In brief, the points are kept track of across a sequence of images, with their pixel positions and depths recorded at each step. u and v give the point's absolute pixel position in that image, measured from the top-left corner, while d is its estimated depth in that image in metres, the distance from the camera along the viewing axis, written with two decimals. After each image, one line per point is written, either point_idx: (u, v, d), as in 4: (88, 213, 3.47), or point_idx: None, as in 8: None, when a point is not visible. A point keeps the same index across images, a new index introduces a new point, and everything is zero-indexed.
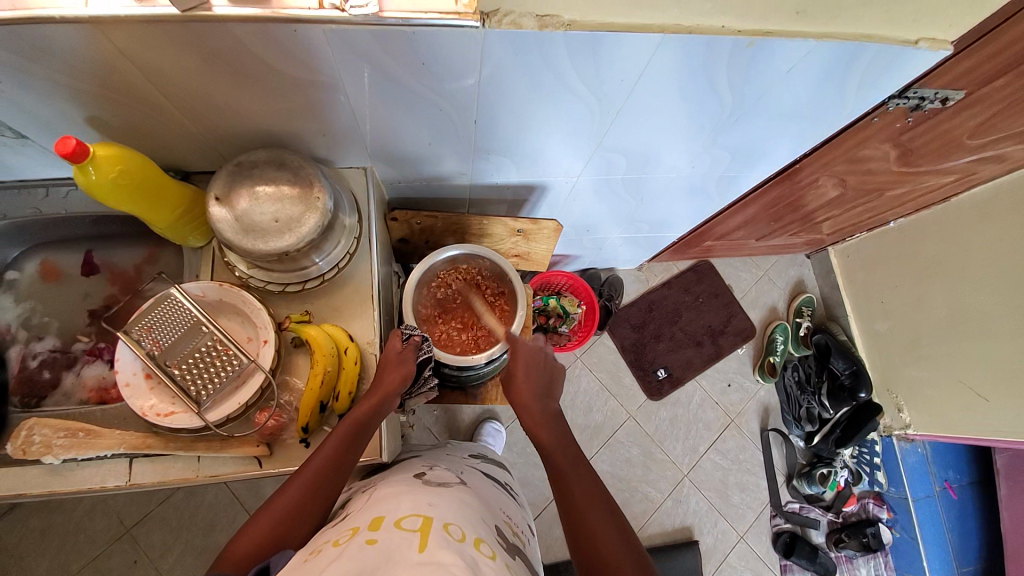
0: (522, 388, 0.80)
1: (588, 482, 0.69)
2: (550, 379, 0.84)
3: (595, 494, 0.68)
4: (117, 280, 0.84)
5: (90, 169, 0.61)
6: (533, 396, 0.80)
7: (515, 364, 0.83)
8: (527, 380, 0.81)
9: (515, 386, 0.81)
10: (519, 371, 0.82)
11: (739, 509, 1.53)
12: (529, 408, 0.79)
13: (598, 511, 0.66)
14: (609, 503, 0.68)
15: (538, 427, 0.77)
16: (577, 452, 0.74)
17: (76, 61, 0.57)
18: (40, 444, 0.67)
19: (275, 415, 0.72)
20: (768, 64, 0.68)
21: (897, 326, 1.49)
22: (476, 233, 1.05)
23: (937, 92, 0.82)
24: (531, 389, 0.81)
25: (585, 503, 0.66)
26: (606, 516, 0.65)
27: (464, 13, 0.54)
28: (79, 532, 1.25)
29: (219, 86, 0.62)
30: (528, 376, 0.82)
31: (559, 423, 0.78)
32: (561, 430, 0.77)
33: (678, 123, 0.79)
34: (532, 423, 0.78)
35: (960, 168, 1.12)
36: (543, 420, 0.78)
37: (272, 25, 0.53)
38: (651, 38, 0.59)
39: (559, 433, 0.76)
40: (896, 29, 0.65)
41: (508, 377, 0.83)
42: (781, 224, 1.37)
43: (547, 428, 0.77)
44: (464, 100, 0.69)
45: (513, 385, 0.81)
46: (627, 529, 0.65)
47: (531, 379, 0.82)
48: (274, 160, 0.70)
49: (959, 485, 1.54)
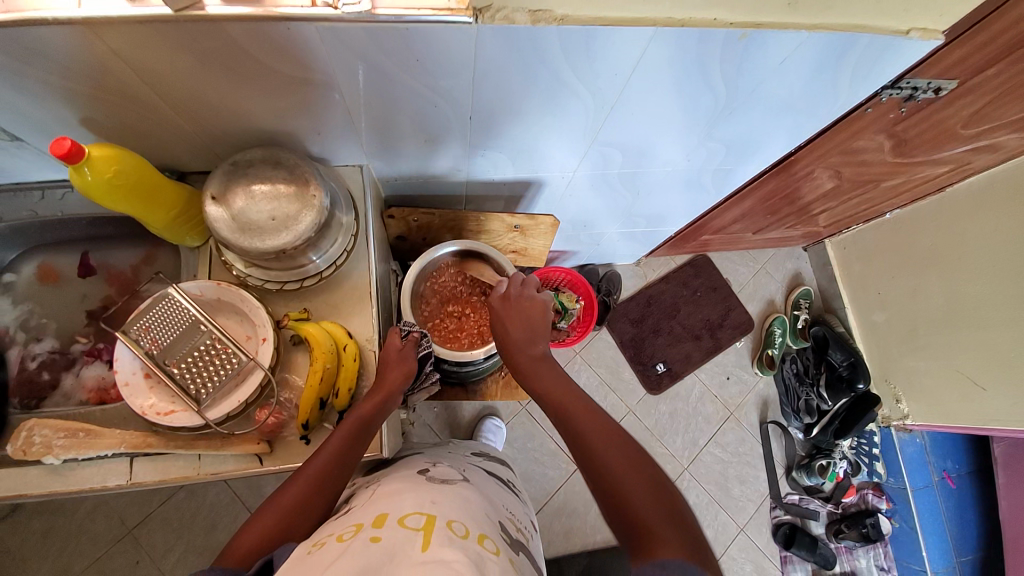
0: (512, 344, 0.79)
1: (597, 420, 0.66)
2: (539, 326, 0.81)
3: (607, 429, 0.65)
4: (114, 281, 0.84)
5: (86, 169, 0.61)
6: (524, 351, 0.78)
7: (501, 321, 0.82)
8: (517, 334, 0.79)
9: (506, 343, 0.80)
10: (505, 329, 0.80)
11: (738, 502, 1.54)
12: (523, 363, 0.77)
13: (611, 448, 0.63)
14: (622, 438, 0.64)
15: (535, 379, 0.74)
16: (584, 397, 0.71)
17: (69, 62, 0.57)
18: (42, 444, 0.67)
19: (275, 412, 0.72)
20: (760, 56, 0.68)
21: (894, 317, 1.49)
22: (473, 229, 1.05)
23: (930, 82, 0.82)
24: (521, 342, 0.79)
25: (596, 442, 0.64)
26: (621, 452, 0.62)
27: (456, 9, 0.54)
28: (82, 533, 1.25)
29: (213, 85, 0.62)
30: (515, 328, 0.80)
31: (559, 373, 0.75)
32: (563, 379, 0.74)
33: (672, 117, 0.80)
34: (530, 376, 0.76)
35: (955, 158, 1.12)
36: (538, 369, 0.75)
37: (265, 24, 0.53)
38: (643, 31, 0.60)
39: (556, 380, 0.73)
40: (887, 19, 0.66)
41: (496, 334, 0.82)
42: (777, 216, 1.38)
43: (542, 378, 0.74)
44: (458, 96, 0.69)
45: (506, 346, 0.80)
46: (645, 461, 0.62)
47: (520, 331, 0.80)
48: (270, 159, 0.70)
49: (958, 474, 1.56)
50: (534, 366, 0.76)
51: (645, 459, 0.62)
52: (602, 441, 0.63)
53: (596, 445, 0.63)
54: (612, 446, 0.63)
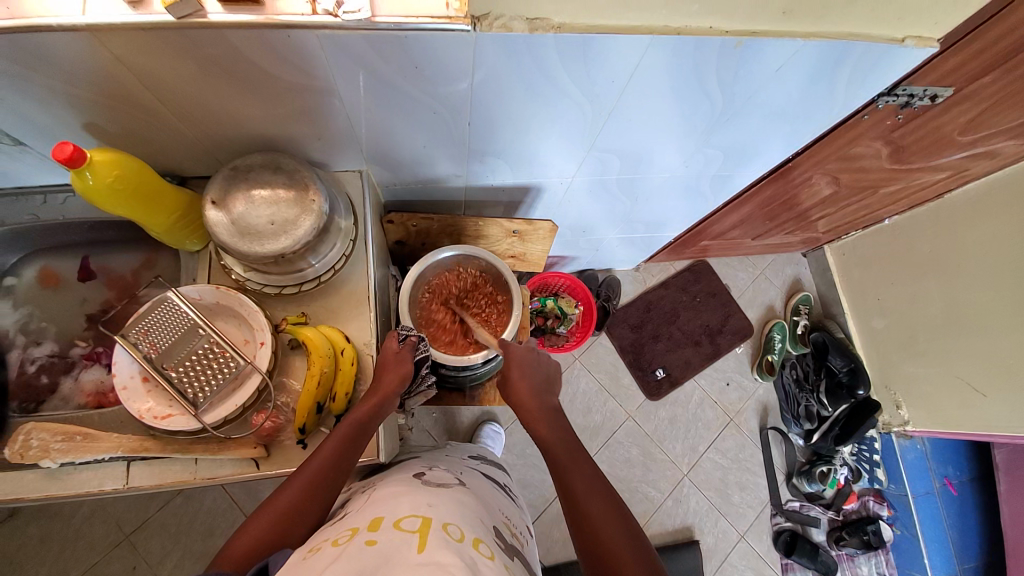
0: (520, 391, 0.80)
1: (594, 481, 0.69)
2: (549, 379, 0.85)
3: (602, 492, 0.67)
4: (114, 284, 0.84)
5: (87, 174, 0.62)
6: (535, 398, 0.80)
7: (511, 366, 0.83)
8: (526, 383, 0.81)
9: (513, 388, 0.81)
10: (514, 374, 0.82)
11: (738, 508, 1.53)
12: (529, 408, 0.79)
13: (605, 511, 0.65)
14: (617, 504, 0.67)
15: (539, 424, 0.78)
16: (585, 453, 0.73)
17: (73, 68, 0.58)
18: (39, 448, 0.67)
19: (272, 416, 0.72)
20: (757, 63, 0.68)
21: (893, 323, 1.49)
22: (472, 234, 1.05)
23: (927, 89, 0.83)
24: (531, 389, 0.81)
25: (591, 504, 0.66)
26: (614, 515, 0.65)
27: (455, 17, 0.55)
28: (79, 538, 1.24)
29: (215, 91, 0.63)
30: (525, 376, 0.82)
31: (564, 426, 0.78)
32: (566, 431, 0.77)
33: (671, 123, 0.80)
34: (534, 425, 0.78)
35: (953, 164, 1.12)
36: (545, 418, 0.78)
37: (266, 31, 0.54)
38: (640, 38, 0.60)
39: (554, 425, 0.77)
40: (883, 27, 0.66)
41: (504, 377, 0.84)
42: (776, 222, 1.38)
43: (549, 426, 0.77)
44: (457, 102, 0.69)
45: (512, 392, 0.82)
46: (636, 529, 0.64)
47: (530, 378, 0.82)
48: (270, 164, 0.70)
49: (959, 480, 1.56)
50: (538, 414, 0.79)
51: (637, 528, 0.64)
52: (598, 504, 0.66)
53: (592, 506, 0.65)
54: (607, 511, 0.65)
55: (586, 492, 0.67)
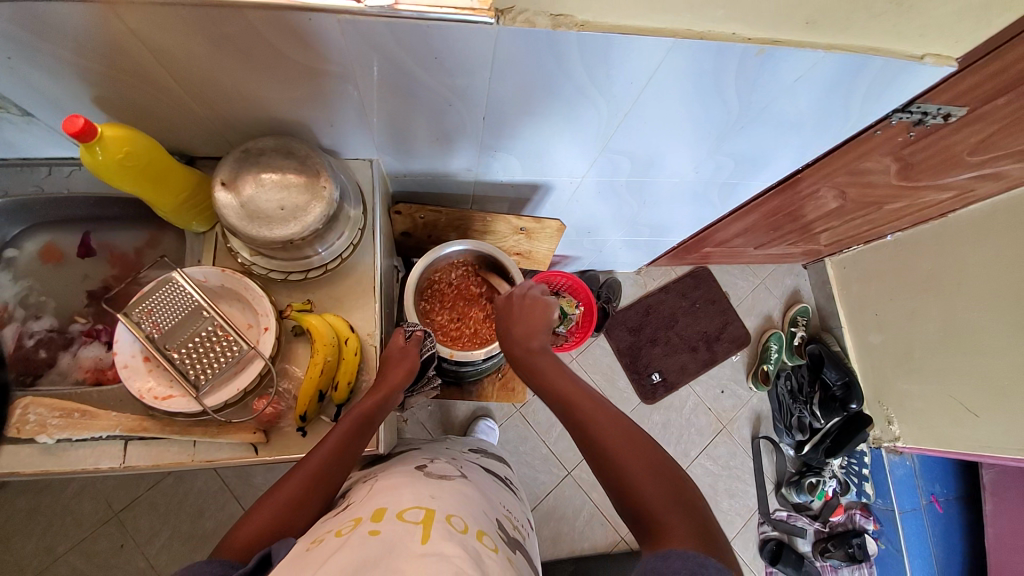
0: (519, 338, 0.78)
1: (605, 412, 0.65)
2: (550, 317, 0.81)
3: (614, 421, 0.64)
4: (117, 262, 0.84)
5: (97, 149, 0.61)
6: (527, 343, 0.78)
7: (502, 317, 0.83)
8: (529, 333, 0.78)
9: (515, 340, 0.79)
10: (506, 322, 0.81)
11: (727, 514, 1.54)
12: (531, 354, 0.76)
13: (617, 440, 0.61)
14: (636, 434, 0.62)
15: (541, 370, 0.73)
16: (592, 391, 0.69)
17: (87, 40, 0.57)
18: (36, 423, 0.67)
19: (273, 402, 0.72)
20: (774, 73, 0.68)
21: (891, 339, 1.50)
22: (479, 230, 1.05)
23: (940, 108, 0.83)
24: (530, 336, 0.78)
25: (609, 437, 0.61)
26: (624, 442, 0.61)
27: (479, 9, 0.54)
28: (66, 514, 1.24)
29: (231, 72, 0.62)
30: (524, 322, 0.80)
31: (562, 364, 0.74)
32: (568, 370, 0.73)
33: (684, 128, 0.80)
34: (537, 367, 0.75)
35: (959, 184, 1.13)
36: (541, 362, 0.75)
37: (286, 13, 0.53)
38: (661, 41, 0.60)
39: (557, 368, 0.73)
40: (903, 44, 0.66)
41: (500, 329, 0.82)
42: (780, 233, 1.38)
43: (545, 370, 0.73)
44: (474, 96, 0.69)
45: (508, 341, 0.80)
46: (664, 460, 0.60)
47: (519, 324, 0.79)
48: (282, 148, 0.70)
49: (945, 498, 1.58)
50: (535, 362, 0.75)
51: (663, 454, 0.60)
52: (612, 433, 0.62)
53: (605, 441, 0.61)
54: (625, 438, 0.61)
55: (601, 425, 0.63)
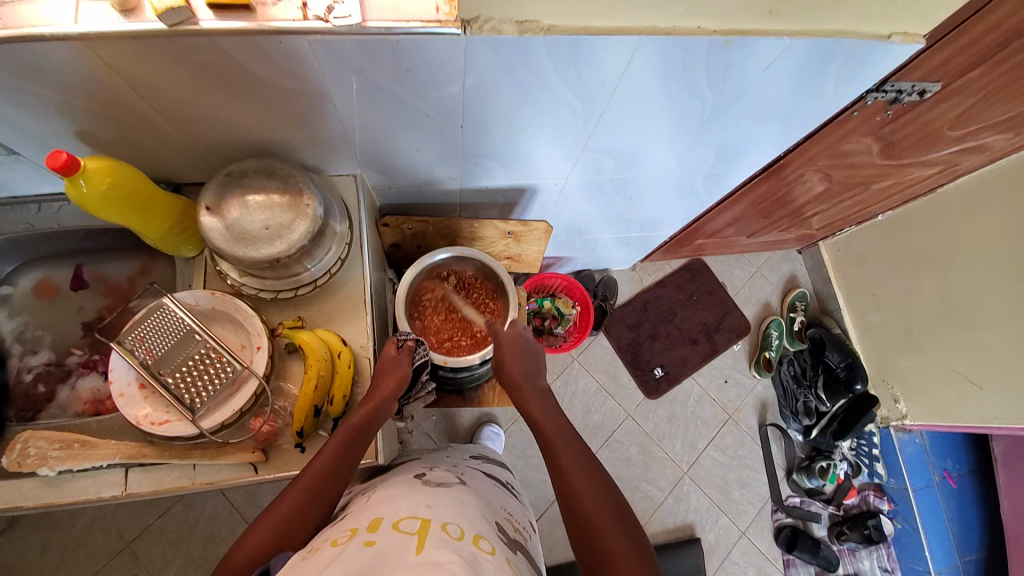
0: (511, 372, 0.84)
1: (587, 467, 0.68)
2: (538, 362, 0.87)
3: (590, 472, 0.67)
4: (110, 292, 0.85)
5: (82, 182, 0.62)
6: (525, 381, 0.82)
7: (502, 351, 0.88)
8: (517, 365, 0.85)
9: (505, 371, 0.84)
10: (506, 358, 0.86)
11: (739, 505, 1.53)
12: (521, 391, 0.81)
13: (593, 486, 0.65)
14: (610, 490, 0.66)
15: (535, 409, 0.78)
16: (578, 441, 0.72)
17: (64, 76, 0.58)
18: (36, 456, 0.67)
19: (270, 421, 0.72)
20: (745, 62, 0.69)
21: (890, 318, 1.50)
22: (468, 236, 1.06)
23: (915, 85, 0.84)
24: (521, 372, 0.83)
25: (583, 486, 0.65)
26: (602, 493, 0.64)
27: (445, 21, 0.55)
28: (79, 547, 1.24)
29: (208, 98, 0.63)
30: (516, 359, 0.85)
31: (554, 407, 0.79)
32: (557, 416, 0.76)
33: (662, 122, 0.81)
34: (528, 410, 0.79)
35: (944, 159, 1.13)
36: (536, 401, 0.79)
37: (258, 38, 0.55)
38: (628, 39, 0.61)
39: (553, 414, 0.77)
40: (870, 24, 0.67)
41: (498, 363, 0.87)
42: (771, 219, 1.39)
43: (542, 411, 0.77)
44: (450, 106, 0.70)
45: (504, 373, 0.85)
46: (632, 521, 0.62)
47: (520, 363, 0.85)
48: (264, 169, 0.71)
49: (959, 474, 1.56)
50: (534, 400, 0.79)
51: (630, 515, 0.63)
52: (592, 489, 0.65)
53: (581, 491, 0.65)
54: (602, 496, 0.64)
55: (578, 472, 0.67)
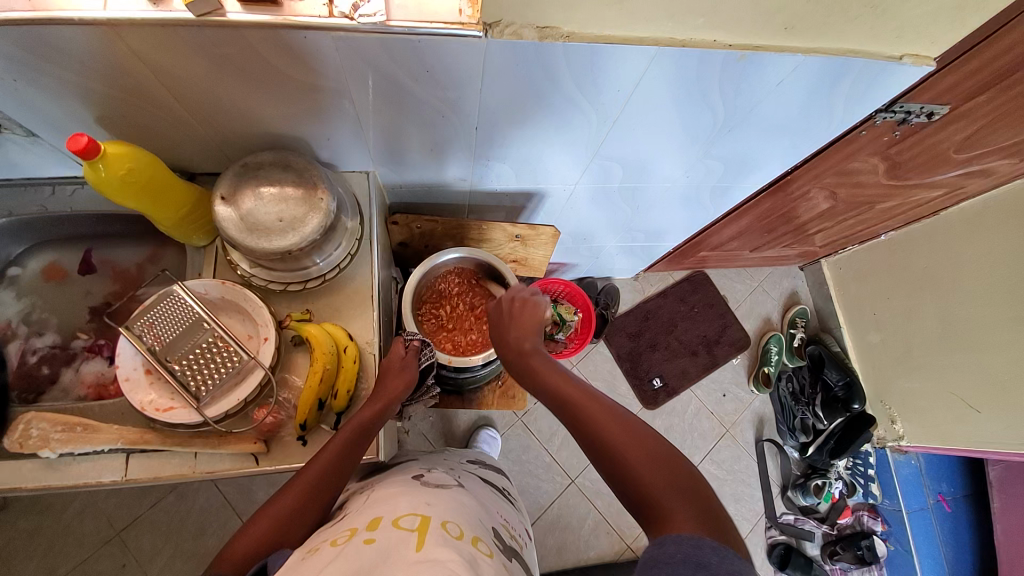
0: (512, 344, 0.79)
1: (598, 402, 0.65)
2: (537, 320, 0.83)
3: (607, 410, 0.63)
4: (119, 277, 0.86)
5: (100, 167, 0.62)
6: (525, 350, 0.78)
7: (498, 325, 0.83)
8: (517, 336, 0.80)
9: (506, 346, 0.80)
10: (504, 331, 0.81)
11: (734, 520, 1.53)
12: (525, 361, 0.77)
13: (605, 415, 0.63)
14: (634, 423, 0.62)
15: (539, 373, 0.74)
16: (589, 388, 0.68)
17: (88, 60, 0.58)
18: (38, 438, 0.66)
19: (274, 412, 0.73)
20: (757, 77, 0.70)
21: (889, 337, 1.51)
22: (475, 238, 1.06)
23: (923, 107, 0.85)
24: (523, 340, 0.79)
25: (610, 431, 0.60)
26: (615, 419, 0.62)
27: (467, 23, 0.56)
28: (68, 535, 1.23)
29: (229, 89, 0.64)
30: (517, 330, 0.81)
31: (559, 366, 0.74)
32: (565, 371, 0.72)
33: (672, 133, 0.82)
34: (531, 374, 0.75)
35: (948, 182, 1.15)
36: (540, 365, 0.75)
37: (282, 32, 0.55)
38: (645, 49, 0.62)
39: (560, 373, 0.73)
40: (882, 46, 0.68)
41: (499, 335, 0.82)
42: (775, 235, 1.40)
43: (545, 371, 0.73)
44: (466, 108, 0.71)
45: (506, 348, 0.80)
46: (667, 450, 0.58)
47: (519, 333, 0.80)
48: (280, 162, 0.71)
49: (953, 497, 1.56)
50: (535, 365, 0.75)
51: (655, 437, 0.60)
52: (604, 420, 0.62)
53: (597, 426, 0.62)
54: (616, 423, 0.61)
55: (602, 419, 0.62)
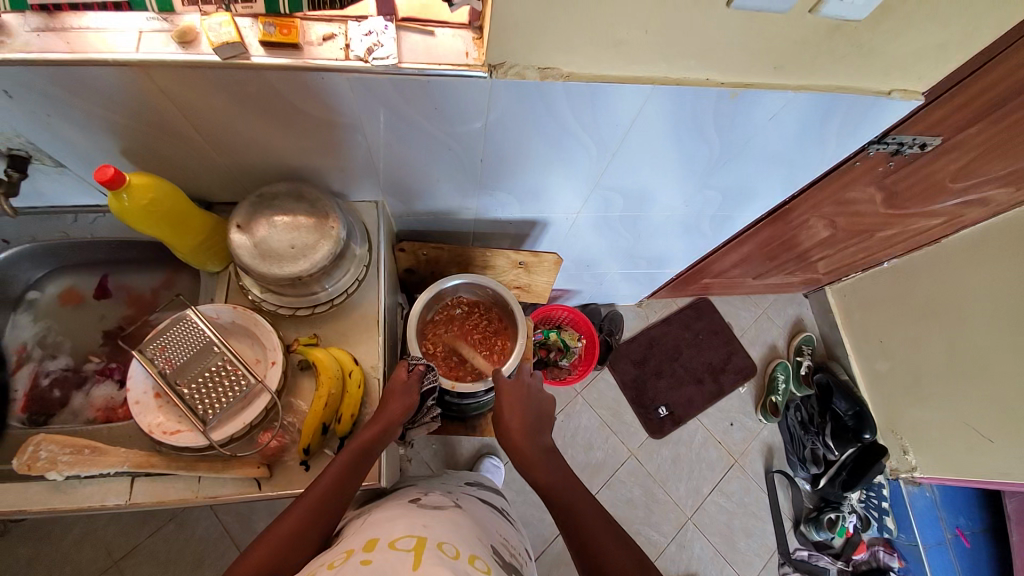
0: (513, 430, 0.79)
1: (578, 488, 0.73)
2: (539, 415, 0.83)
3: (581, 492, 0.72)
4: (133, 302, 0.89)
5: (124, 196, 0.66)
6: (527, 440, 0.78)
7: (502, 407, 0.83)
8: (521, 418, 0.81)
9: (507, 429, 0.80)
10: (507, 414, 0.81)
11: (745, 556, 1.48)
12: (521, 450, 0.77)
13: (580, 494, 0.72)
14: (611, 521, 0.69)
15: (535, 464, 0.76)
16: (576, 479, 0.74)
17: (118, 98, 0.63)
18: (47, 460, 0.67)
19: (277, 436, 0.74)
20: (752, 112, 0.73)
21: (897, 366, 1.49)
22: (480, 265, 1.09)
23: (915, 138, 0.87)
24: (522, 432, 0.79)
25: (597, 529, 0.67)
26: (590, 504, 0.70)
27: (473, 65, 0.60)
28: (65, 563, 1.21)
29: (248, 124, 0.68)
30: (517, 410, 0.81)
31: (557, 463, 0.77)
32: (562, 467, 0.76)
33: (672, 163, 0.84)
34: (526, 465, 0.77)
35: (947, 211, 1.16)
36: (540, 460, 0.76)
37: (301, 73, 0.59)
38: (643, 87, 0.65)
39: (553, 466, 0.76)
40: (870, 82, 0.72)
41: (497, 417, 0.83)
42: (777, 262, 1.41)
43: (544, 467, 0.75)
44: (472, 141, 0.74)
45: (505, 433, 0.80)
46: (643, 556, 0.65)
47: (522, 418, 0.81)
48: (294, 192, 0.75)
49: (971, 532, 1.52)
50: (534, 456, 0.77)
51: (620, 526, 0.68)
52: (579, 502, 0.71)
53: (578, 507, 0.70)
54: (589, 508, 0.70)
55: (590, 518, 0.68)
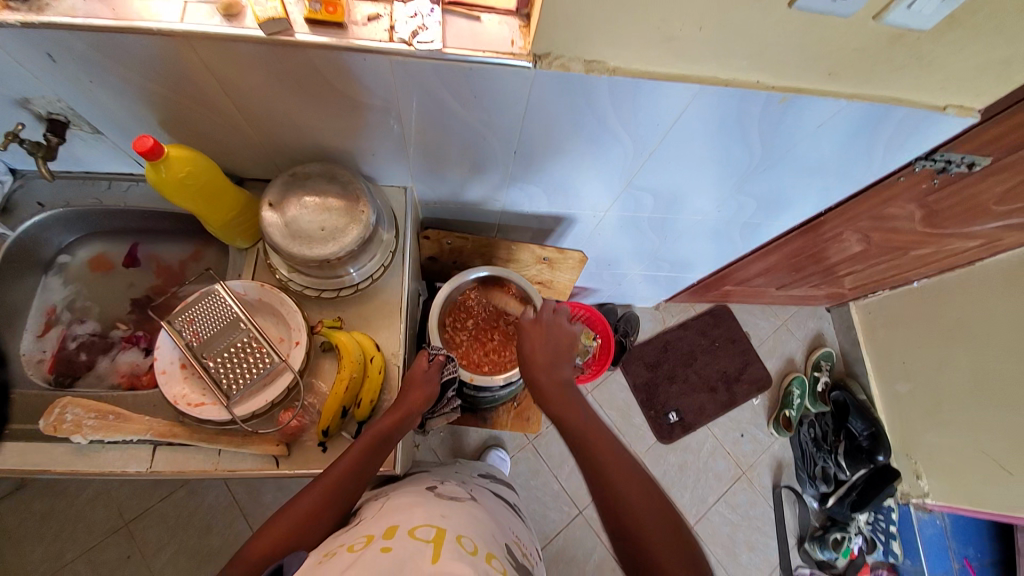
0: (539, 364, 0.78)
1: (612, 445, 0.66)
2: (564, 346, 0.82)
3: (612, 447, 0.66)
4: (161, 272, 0.90)
5: (162, 167, 0.66)
6: (546, 373, 0.78)
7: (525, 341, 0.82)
8: (543, 352, 0.80)
9: (531, 364, 0.79)
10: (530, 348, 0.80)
11: (746, 568, 1.46)
12: (543, 381, 0.77)
13: (613, 449, 0.66)
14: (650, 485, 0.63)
15: (559, 403, 0.74)
16: (607, 432, 0.69)
17: (160, 69, 0.63)
18: (72, 422, 0.69)
19: (298, 416, 0.74)
20: (799, 118, 0.71)
21: (918, 388, 1.45)
22: (503, 258, 1.08)
23: (963, 157, 0.84)
24: (545, 367, 0.78)
25: (627, 487, 0.61)
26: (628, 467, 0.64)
27: (518, 54, 0.59)
28: (78, 521, 1.25)
29: (285, 101, 0.68)
30: (541, 347, 0.80)
31: (579, 397, 0.75)
32: (588, 410, 0.72)
33: (709, 167, 0.82)
34: (552, 402, 0.75)
35: (986, 233, 1.12)
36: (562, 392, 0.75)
37: (342, 53, 0.59)
38: (688, 86, 0.63)
39: (579, 407, 0.73)
40: (925, 96, 0.69)
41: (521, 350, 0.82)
42: (802, 274, 1.38)
43: (565, 405, 0.73)
44: (507, 132, 0.73)
45: (530, 363, 0.79)
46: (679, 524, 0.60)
47: (544, 355, 0.79)
48: (325, 173, 0.74)
49: (978, 563, 1.49)
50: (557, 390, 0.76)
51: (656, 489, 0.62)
52: (613, 462, 0.64)
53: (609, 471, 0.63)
54: (623, 468, 0.63)
55: (620, 473, 0.63)
